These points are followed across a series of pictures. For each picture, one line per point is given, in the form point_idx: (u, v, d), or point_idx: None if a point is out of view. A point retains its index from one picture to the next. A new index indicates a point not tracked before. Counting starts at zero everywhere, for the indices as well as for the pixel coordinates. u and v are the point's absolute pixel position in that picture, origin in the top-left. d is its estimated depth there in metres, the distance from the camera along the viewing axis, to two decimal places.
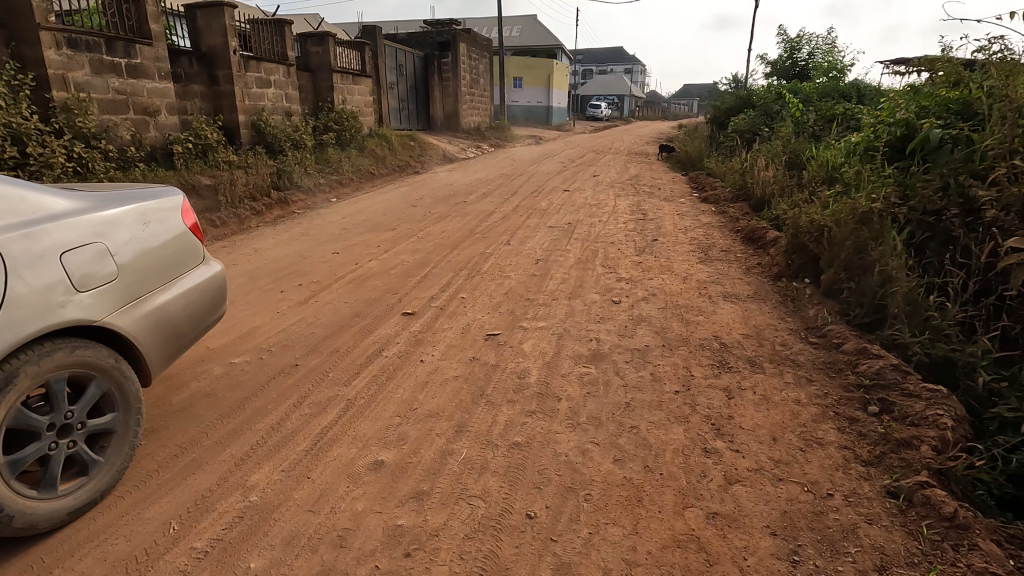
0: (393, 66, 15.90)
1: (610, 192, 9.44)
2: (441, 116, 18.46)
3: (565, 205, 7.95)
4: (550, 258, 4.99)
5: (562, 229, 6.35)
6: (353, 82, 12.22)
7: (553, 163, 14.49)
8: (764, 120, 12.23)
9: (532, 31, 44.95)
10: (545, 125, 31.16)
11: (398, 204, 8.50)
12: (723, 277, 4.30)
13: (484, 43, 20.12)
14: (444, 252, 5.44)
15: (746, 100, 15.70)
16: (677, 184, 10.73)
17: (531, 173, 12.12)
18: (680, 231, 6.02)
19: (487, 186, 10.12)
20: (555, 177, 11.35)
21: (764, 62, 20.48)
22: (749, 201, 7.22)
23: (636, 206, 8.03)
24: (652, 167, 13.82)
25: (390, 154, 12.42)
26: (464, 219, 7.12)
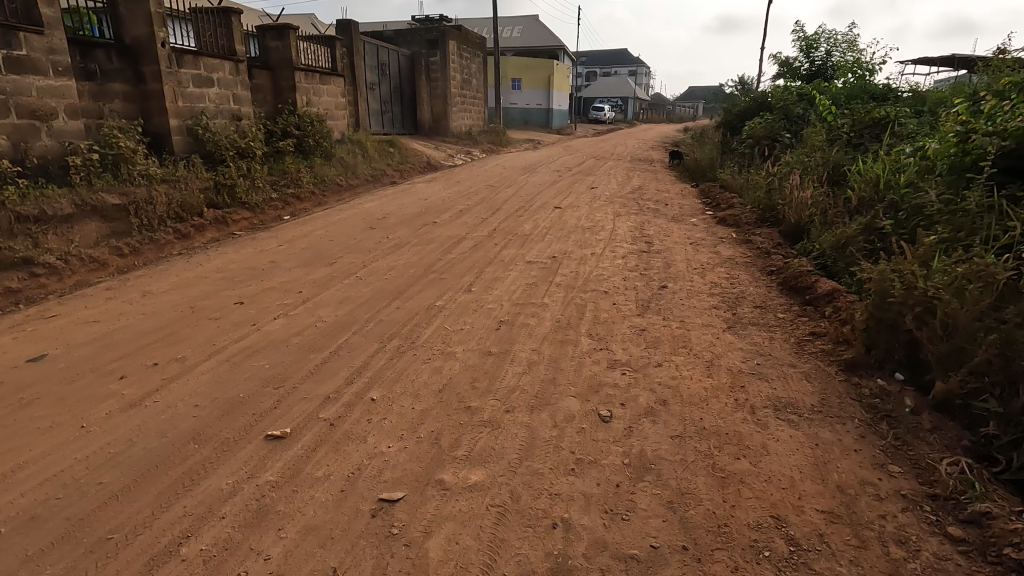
0: (374, 65, 14.57)
1: (608, 210, 8.06)
2: (428, 119, 17.13)
3: (553, 229, 6.55)
4: (517, 319, 3.61)
5: (542, 266, 4.97)
6: (322, 81, 10.89)
7: (548, 171, 13.15)
8: (784, 124, 10.81)
9: (533, 32, 43.71)
10: (544, 129, 29.87)
11: (355, 225, 7.16)
12: (767, 365, 2.90)
13: (477, 42, 18.77)
14: (380, 304, 4.07)
15: (760, 102, 14.29)
16: (687, 199, 9.33)
17: (521, 184, 10.79)
18: (695, 272, 4.62)
19: (466, 202, 8.78)
20: (548, 190, 9.96)
21: (777, 62, 19.12)
22: (777, 227, 5.84)
23: (638, 229, 6.64)
24: (657, 177, 12.47)
25: (363, 163, 11.10)
26: (424, 249, 5.75)
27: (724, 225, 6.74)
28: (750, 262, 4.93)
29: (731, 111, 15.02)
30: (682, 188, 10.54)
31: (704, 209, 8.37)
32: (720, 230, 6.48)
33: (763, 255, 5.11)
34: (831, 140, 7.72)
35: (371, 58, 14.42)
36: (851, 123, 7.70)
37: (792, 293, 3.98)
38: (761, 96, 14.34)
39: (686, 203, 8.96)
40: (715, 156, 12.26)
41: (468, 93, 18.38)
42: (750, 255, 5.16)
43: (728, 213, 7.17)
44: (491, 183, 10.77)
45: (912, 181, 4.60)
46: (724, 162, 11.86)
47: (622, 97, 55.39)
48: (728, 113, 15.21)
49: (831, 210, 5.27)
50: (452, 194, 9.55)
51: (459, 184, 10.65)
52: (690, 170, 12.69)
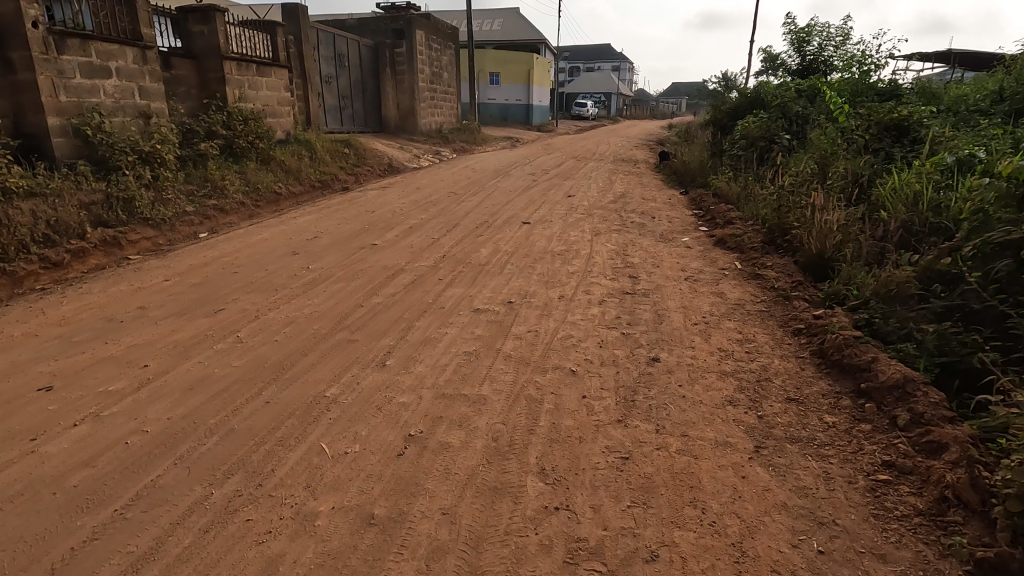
0: (330, 56, 13.18)
1: (586, 225, 6.86)
2: (395, 116, 15.77)
3: (516, 256, 5.32)
4: (435, 431, 2.39)
5: (493, 317, 3.75)
6: (260, 73, 9.48)
7: (522, 174, 11.92)
8: (782, 124, 9.70)
9: (513, 25, 42.30)
10: (524, 126, 28.61)
11: (277, 246, 5.89)
12: (833, 556, 1.71)
13: (448, 32, 17.41)
14: (246, 394, 2.80)
15: (752, 98, 13.19)
16: (676, 210, 8.15)
17: (489, 191, 9.55)
18: (695, 330, 3.43)
19: (420, 214, 7.54)
20: (520, 198, 8.74)
21: (766, 56, 18.10)
22: (791, 257, 4.70)
23: (620, 254, 5.46)
24: (642, 181, 11.31)
25: (309, 167, 9.78)
26: (348, 287, 4.49)
27: (725, 250, 5.59)
28: (765, 311, 3.76)
29: (722, 108, 13.92)
30: (670, 196, 9.39)
31: (697, 223, 7.21)
32: (719, 257, 5.32)
33: (781, 299, 3.95)
34: (845, 145, 6.61)
35: (327, 48, 13.03)
36: (867, 125, 6.60)
37: (834, 373, 2.82)
38: (753, 90, 13.24)
39: (676, 215, 7.80)
40: (705, 158, 11.15)
41: (438, 87, 17.03)
42: (763, 299, 4.00)
43: (728, 233, 6.01)
44: (455, 190, 9.55)
45: (981, 208, 3.48)
46: (716, 166, 10.74)
47: (605, 93, 54.32)
48: (718, 111, 14.10)
49: (866, 240, 4.12)
50: (408, 203, 8.32)
51: (418, 191, 9.40)
52: (679, 174, 11.57)
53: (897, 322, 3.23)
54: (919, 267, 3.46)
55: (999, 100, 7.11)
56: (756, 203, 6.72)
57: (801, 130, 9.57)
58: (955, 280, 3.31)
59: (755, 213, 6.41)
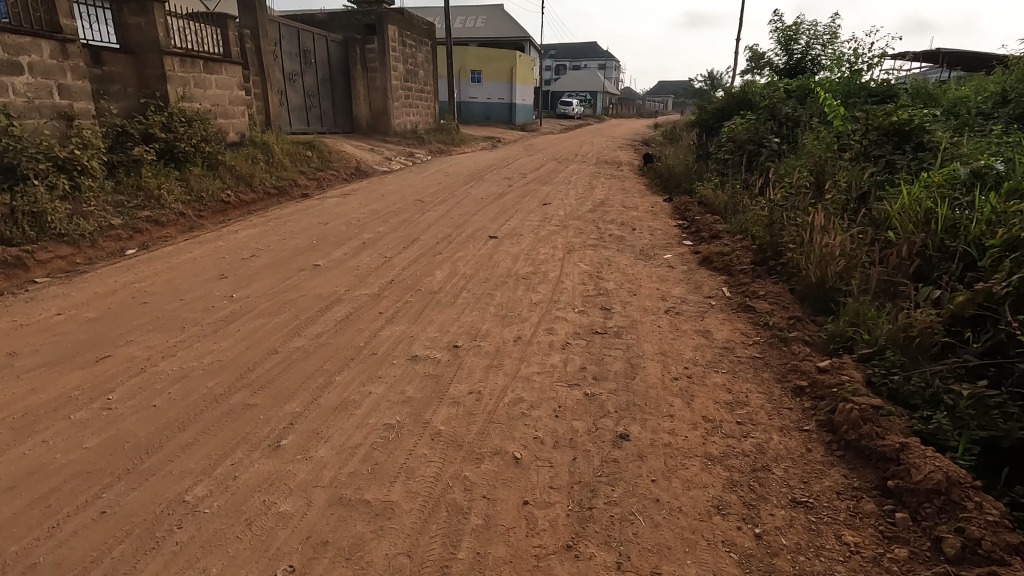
0: (294, 52, 12.42)
1: (559, 240, 6.22)
2: (367, 116, 15.02)
3: (474, 280, 4.67)
4: (315, 568, 1.74)
5: (431, 368, 3.09)
6: (208, 69, 8.70)
7: (498, 178, 11.26)
8: (771, 127, 9.14)
9: (497, 23, 41.56)
10: (507, 126, 27.92)
11: (205, 268, 5.17)
12: None
13: (423, 28, 16.66)
14: (81, 496, 2.11)
15: (739, 99, 12.66)
16: (659, 221, 7.53)
17: (459, 198, 8.88)
18: (674, 388, 2.80)
19: (378, 226, 6.85)
20: (493, 207, 8.09)
21: (753, 55, 17.60)
22: (786, 284, 4.10)
23: (592, 277, 4.82)
24: (624, 187, 10.71)
25: (263, 172, 9.04)
26: (268, 324, 3.79)
27: (710, 272, 4.98)
28: (758, 358, 3.15)
29: (708, 109, 13.36)
30: (653, 203, 8.78)
31: (680, 237, 6.59)
32: (704, 281, 4.71)
33: (777, 341, 3.34)
34: (840, 152, 6.04)
35: (290, 44, 12.27)
36: (863, 130, 6.04)
37: (850, 459, 2.20)
38: (740, 90, 12.70)
39: (658, 226, 7.18)
40: (690, 162, 10.57)
41: (413, 85, 16.30)
42: (756, 340, 3.39)
43: (714, 250, 5.40)
44: (422, 197, 8.87)
45: None
46: (701, 171, 10.17)
47: (590, 91, 53.81)
48: (703, 111, 13.56)
49: (874, 269, 3.52)
50: (367, 212, 7.63)
51: (382, 198, 8.70)
52: (663, 179, 10.98)
53: (920, 380, 2.63)
54: (943, 310, 2.87)
55: (1002, 102, 6.78)
56: (745, 216, 6.13)
57: (791, 133, 9.02)
58: (989, 327, 2.71)
59: (744, 227, 5.81)
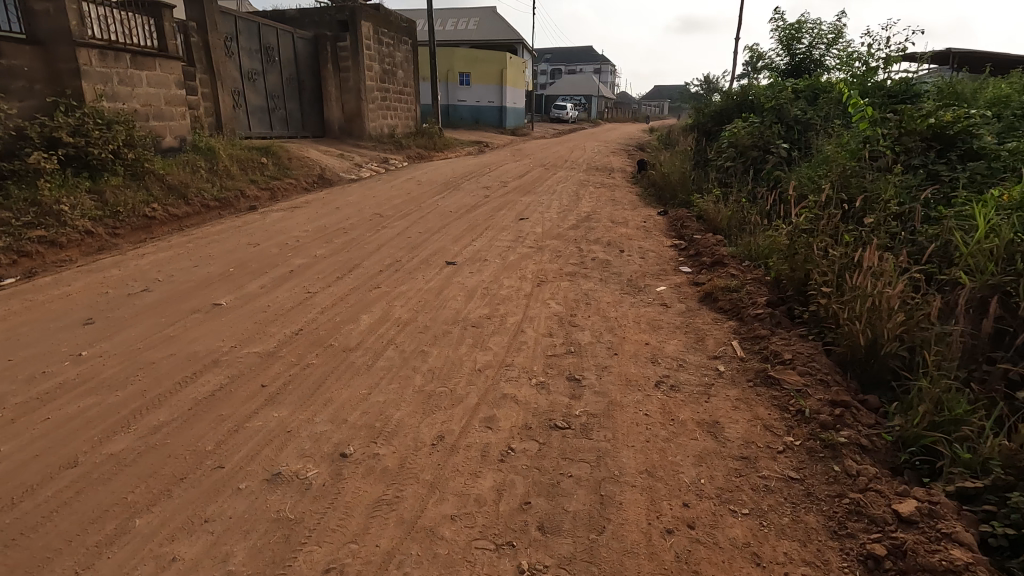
0: (254, 48, 11.35)
1: (530, 267, 5.15)
2: (339, 118, 13.96)
3: (409, 329, 3.60)
4: None
5: (291, 501, 2.01)
6: (137, 65, 7.59)
7: (475, 187, 10.23)
8: (778, 130, 8.13)
9: (489, 24, 40.66)
10: (497, 130, 26.93)
11: (74, 307, 4.08)
12: None
13: (403, 25, 15.65)
14: None
15: (739, 101, 11.68)
16: (652, 239, 6.48)
17: (425, 211, 7.81)
18: (668, 555, 1.75)
19: (319, 247, 5.79)
20: (463, 223, 7.03)
21: (753, 55, 16.71)
22: (818, 344, 3.04)
23: (563, 321, 3.77)
24: (614, 197, 9.69)
25: (203, 182, 7.99)
26: (98, 404, 2.70)
27: (714, 314, 3.92)
28: (795, 479, 2.08)
29: (706, 111, 12.38)
30: (645, 217, 7.75)
31: (676, 261, 5.55)
32: (708, 328, 3.65)
33: (818, 443, 2.27)
34: (868, 161, 5.02)
35: (250, 39, 11.22)
36: (895, 136, 5.03)
37: None
38: (740, 90, 11.71)
39: (650, 247, 6.14)
40: (688, 170, 9.56)
41: (392, 87, 15.27)
42: (788, 439, 2.32)
43: (718, 283, 4.35)
44: (384, 210, 7.83)
45: None
46: (700, 181, 9.15)
47: (585, 95, 53.07)
48: (701, 114, 12.58)
49: (954, 334, 2.48)
50: (314, 229, 6.59)
51: (338, 212, 7.66)
52: (658, 189, 9.97)
53: None
54: None
55: None
56: (754, 238, 5.10)
57: (800, 137, 8.03)
58: None
59: (753, 253, 4.77)
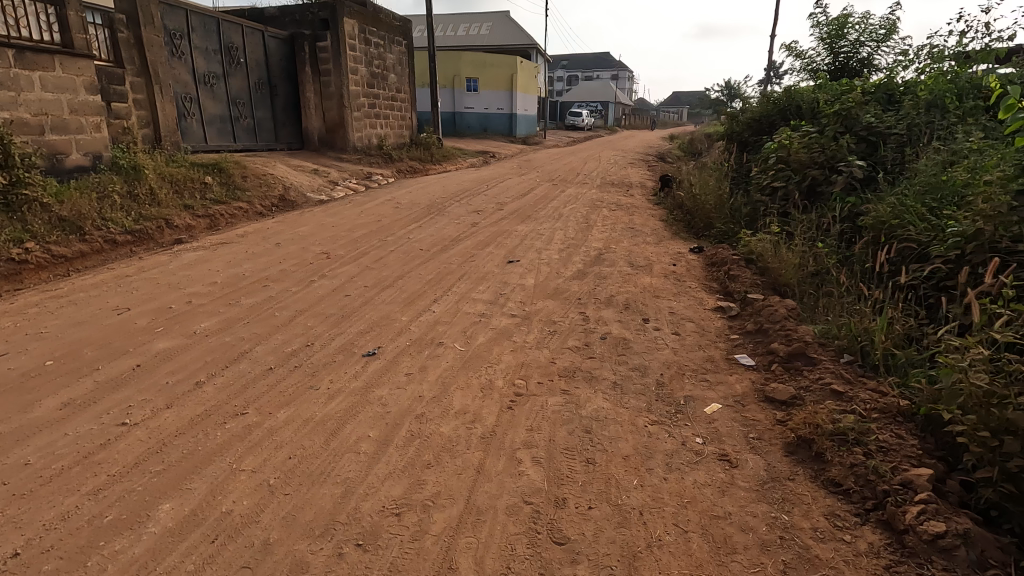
0: (210, 48, 9.79)
1: (507, 357, 3.39)
2: (320, 128, 12.42)
3: (234, 550, 1.84)
4: None
5: None
6: (25, 63, 6.00)
7: (465, 211, 8.51)
8: (847, 145, 6.30)
9: (502, 29, 39.18)
10: (507, 139, 25.35)
11: None
12: None
13: (395, 24, 14.11)
14: None
15: (782, 105, 9.86)
16: (689, 299, 4.64)
17: (389, 248, 6.10)
18: None
19: (210, 316, 4.07)
20: (431, 269, 5.27)
21: (790, 54, 14.89)
22: None
23: (541, 522, 1.99)
24: (631, 225, 7.92)
25: (115, 211, 6.39)
26: None
27: (828, 500, 2.10)
28: None
29: (743, 120, 10.53)
30: (675, 258, 5.92)
31: (728, 345, 3.72)
32: (828, 556, 1.83)
33: None
34: None
35: (208, 37, 9.72)
36: None
37: None
38: (784, 94, 9.86)
39: (688, 313, 4.30)
40: (726, 195, 7.74)
41: (382, 93, 13.69)
42: None
43: (819, 416, 2.54)
44: (337, 246, 6.12)
45: None
46: (744, 207, 7.32)
47: (602, 102, 51.31)
48: (736, 123, 10.73)
49: None
50: (226, 279, 4.90)
51: (277, 250, 5.97)
52: (690, 216, 8.13)
53: None
54: None
55: None
56: (855, 321, 3.28)
57: (877, 154, 6.19)
58: None
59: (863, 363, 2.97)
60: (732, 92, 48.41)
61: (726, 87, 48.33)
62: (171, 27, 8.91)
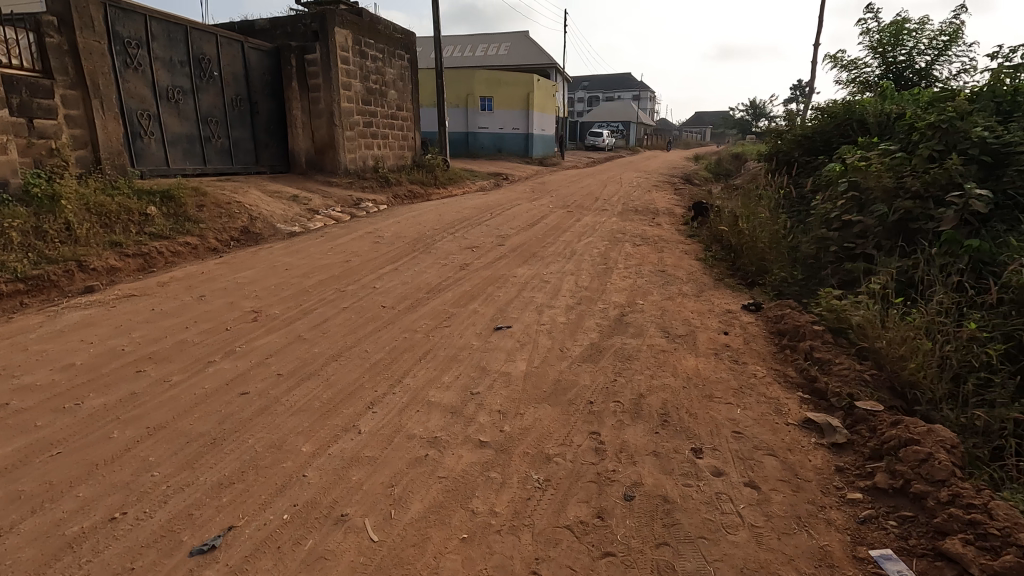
0: (176, 58, 8.64)
1: (456, 557, 1.87)
2: (308, 148, 11.20)
3: None
4: None
5: None
6: None
7: (457, 246, 7.06)
8: (956, 170, 4.72)
9: (521, 48, 38.35)
10: (522, 160, 24.05)
11: None
12: None
13: (396, 36, 12.96)
14: None
15: (840, 120, 8.28)
16: (761, 404, 3.04)
17: (343, 304, 4.65)
18: None
19: (15, 436, 2.63)
20: (385, 342, 3.78)
21: (834, 66, 13.29)
22: None
23: None
24: (659, 266, 6.38)
25: (7, 253, 5.08)
26: None
27: None
28: None
29: (793, 137, 8.92)
30: (725, 323, 4.33)
31: (852, 521, 2.12)
32: None
33: None
34: None
35: (173, 47, 8.57)
36: None
37: None
38: (842, 108, 8.27)
39: (764, 437, 2.71)
40: (783, 230, 6.12)
41: (379, 110, 12.47)
42: None
43: None
44: (274, 302, 4.68)
45: None
46: (808, 247, 5.71)
47: (623, 122, 50.06)
48: (784, 142, 9.12)
49: None
50: (90, 360, 3.47)
51: (195, 307, 4.55)
52: (736, 256, 6.53)
53: None
54: None
55: None
56: None
57: (999, 182, 4.60)
58: None
59: None
60: (757, 111, 46.75)
61: (751, 107, 46.84)
62: (125, 34, 7.76)
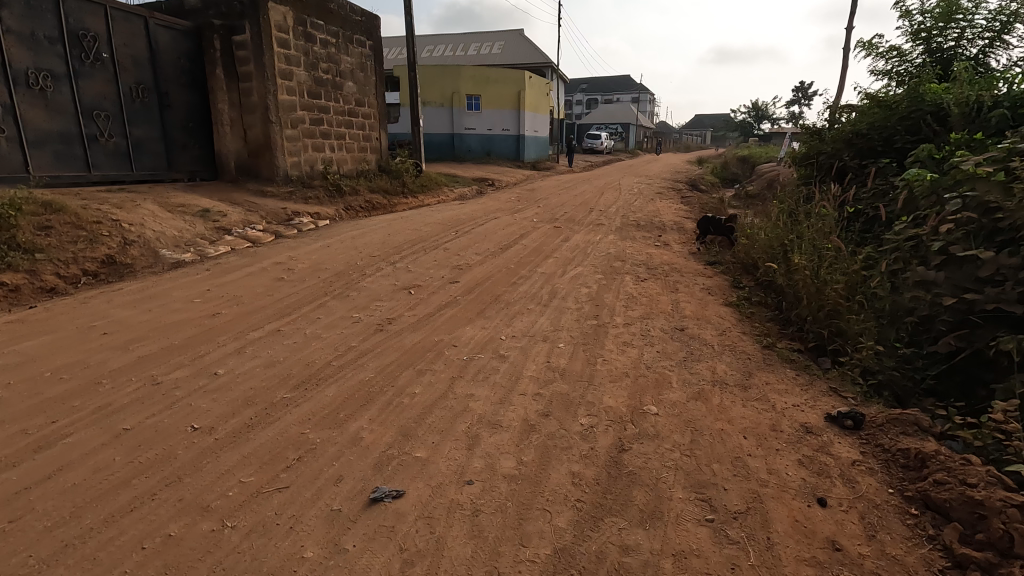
0: (41, 33, 6.64)
1: None
2: (239, 151, 9.22)
3: None
4: None
5: None
6: None
7: (391, 285, 5.07)
8: None
9: (515, 47, 36.48)
10: (512, 163, 22.14)
11: None
12: None
13: (353, 18, 10.98)
14: None
15: (903, 110, 6.26)
16: None
17: (133, 419, 2.65)
18: None
19: None
20: (113, 558, 1.77)
21: (869, 54, 11.28)
22: None
23: None
24: (674, 318, 4.40)
25: None
26: None
27: None
28: None
29: (841, 135, 6.91)
30: (814, 472, 2.32)
31: None
32: None
33: None
34: None
35: (36, 18, 6.57)
36: None
37: None
38: (910, 96, 6.27)
39: None
40: (862, 270, 4.12)
41: (332, 105, 10.48)
42: None
43: None
44: (10, 418, 2.66)
45: None
46: (908, 299, 3.71)
47: (622, 124, 48.23)
48: (829, 141, 7.12)
49: None
50: None
51: None
52: (787, 304, 4.52)
53: None
54: None
55: None
56: None
57: None
58: None
59: None
60: (760, 113, 45.01)
61: (754, 108, 45.03)
62: None
